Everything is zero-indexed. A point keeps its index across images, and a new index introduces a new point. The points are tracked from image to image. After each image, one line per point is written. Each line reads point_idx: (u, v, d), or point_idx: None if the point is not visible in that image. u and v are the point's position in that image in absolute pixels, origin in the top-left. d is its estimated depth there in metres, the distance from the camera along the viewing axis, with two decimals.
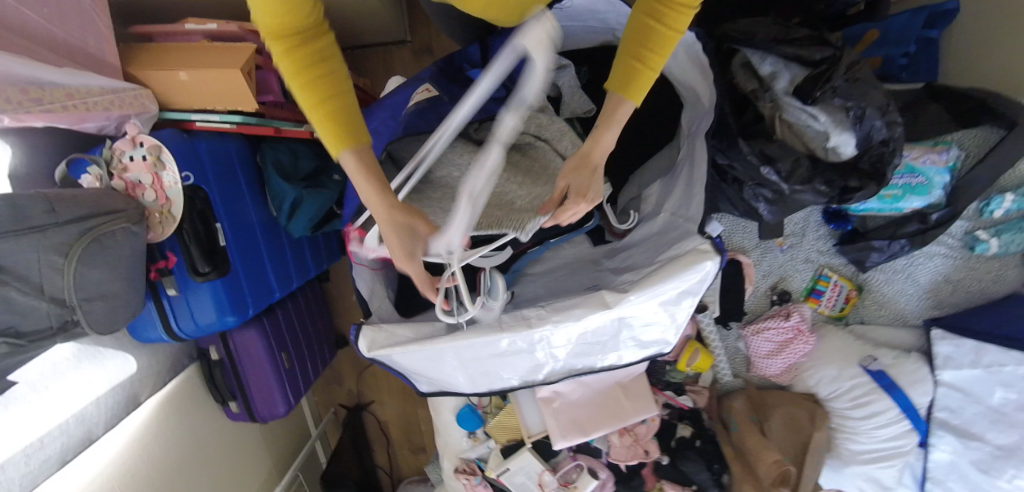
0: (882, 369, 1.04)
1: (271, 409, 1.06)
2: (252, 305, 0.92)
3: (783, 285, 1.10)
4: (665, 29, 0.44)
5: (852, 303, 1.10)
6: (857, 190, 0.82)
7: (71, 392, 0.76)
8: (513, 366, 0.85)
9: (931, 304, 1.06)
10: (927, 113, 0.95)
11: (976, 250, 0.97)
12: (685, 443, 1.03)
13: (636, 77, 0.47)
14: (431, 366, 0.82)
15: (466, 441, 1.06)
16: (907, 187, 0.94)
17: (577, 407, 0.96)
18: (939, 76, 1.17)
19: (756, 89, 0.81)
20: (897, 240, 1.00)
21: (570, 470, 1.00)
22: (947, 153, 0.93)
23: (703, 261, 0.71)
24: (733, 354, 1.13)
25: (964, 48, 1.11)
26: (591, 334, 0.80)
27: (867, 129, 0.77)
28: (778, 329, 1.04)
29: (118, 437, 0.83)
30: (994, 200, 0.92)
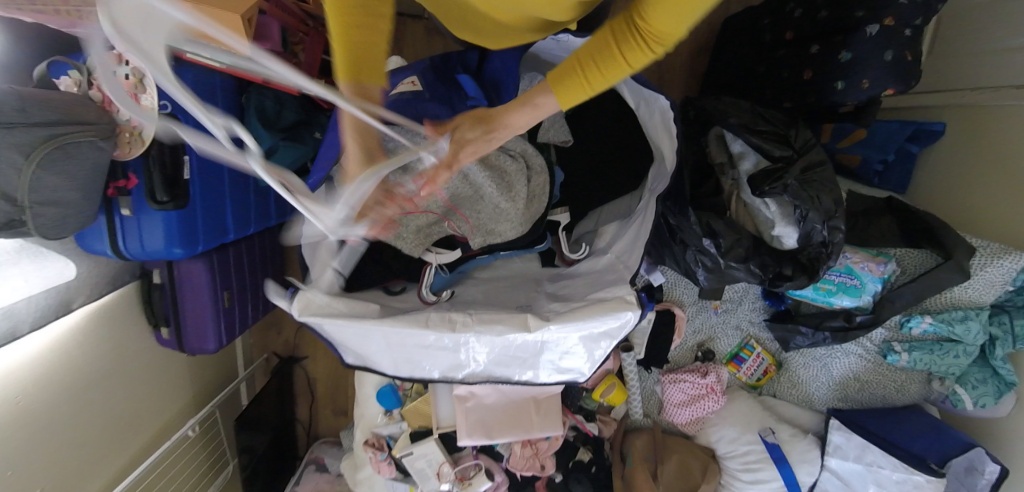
0: (776, 441, 1.11)
1: (201, 343, 1.10)
2: (203, 242, 0.94)
3: (710, 344, 1.15)
4: (617, 54, 0.42)
5: (769, 376, 1.17)
6: (788, 280, 0.85)
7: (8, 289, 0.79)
8: (434, 360, 0.87)
9: (837, 395, 1.13)
10: (879, 224, 1.05)
11: (887, 358, 1.05)
12: (581, 467, 1.08)
13: (576, 82, 0.45)
14: (356, 342, 0.85)
15: (381, 418, 1.11)
16: (842, 285, 1.02)
17: (489, 410, 0.99)
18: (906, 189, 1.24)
19: (724, 163, 0.87)
20: (820, 331, 1.06)
21: (469, 466, 1.04)
22: (885, 266, 1.00)
23: (625, 310, 0.75)
24: (648, 395, 1.18)
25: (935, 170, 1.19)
26: (513, 347, 0.83)
27: (808, 229, 0.81)
28: (693, 384, 1.10)
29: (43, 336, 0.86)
30: (914, 317, 1.01)
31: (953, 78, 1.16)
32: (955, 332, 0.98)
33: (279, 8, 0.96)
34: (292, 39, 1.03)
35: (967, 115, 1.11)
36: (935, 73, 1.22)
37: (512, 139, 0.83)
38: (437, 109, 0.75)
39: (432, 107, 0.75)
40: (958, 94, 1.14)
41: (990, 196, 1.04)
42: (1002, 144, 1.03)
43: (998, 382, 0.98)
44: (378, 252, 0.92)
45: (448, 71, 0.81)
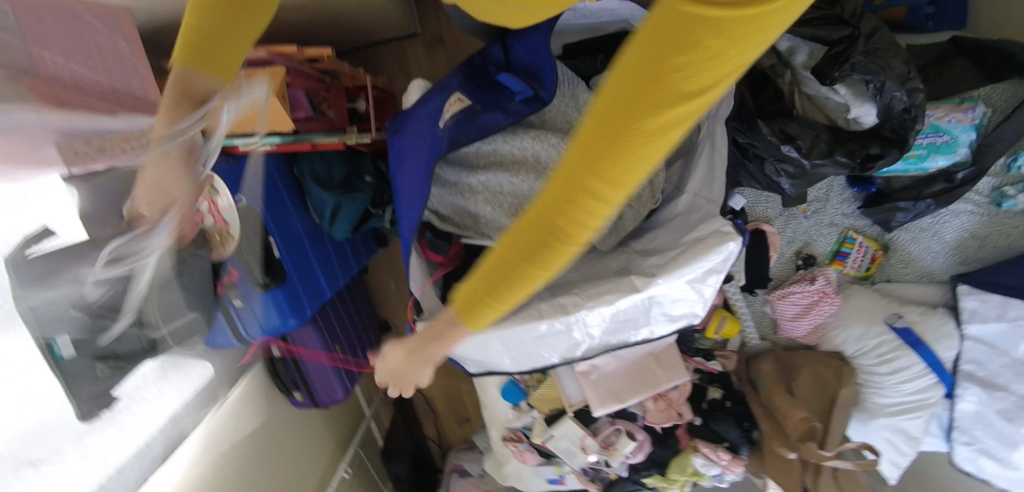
0: (907, 326, 1.07)
1: (331, 394, 1.20)
2: (308, 306, 1.03)
3: (807, 250, 1.12)
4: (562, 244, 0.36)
5: (878, 262, 1.12)
6: (880, 158, 0.82)
7: (168, 405, 0.85)
8: (552, 345, 0.91)
9: (957, 260, 1.07)
10: (953, 69, 0.96)
11: (1002, 206, 0.99)
12: (717, 405, 1.09)
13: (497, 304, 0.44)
14: (478, 350, 0.89)
15: (511, 412, 1.14)
16: (933, 146, 0.96)
17: (614, 377, 1.00)
18: (970, 20, 1.13)
19: (775, 64, 0.83)
20: (922, 200, 1.01)
21: (610, 433, 1.06)
22: (973, 111, 0.94)
23: (726, 241, 0.75)
24: (760, 318, 1.16)
25: None
26: (624, 312, 0.84)
27: (888, 99, 0.77)
28: (804, 293, 1.07)
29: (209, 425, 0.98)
30: (1020, 155, 0.94)
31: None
32: None
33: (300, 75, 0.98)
34: (317, 99, 1.07)
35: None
36: None
37: (562, 113, 0.84)
38: (495, 117, 0.78)
39: (489, 117, 0.79)
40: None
41: None
42: None
43: None
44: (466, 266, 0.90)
45: (483, 75, 0.84)
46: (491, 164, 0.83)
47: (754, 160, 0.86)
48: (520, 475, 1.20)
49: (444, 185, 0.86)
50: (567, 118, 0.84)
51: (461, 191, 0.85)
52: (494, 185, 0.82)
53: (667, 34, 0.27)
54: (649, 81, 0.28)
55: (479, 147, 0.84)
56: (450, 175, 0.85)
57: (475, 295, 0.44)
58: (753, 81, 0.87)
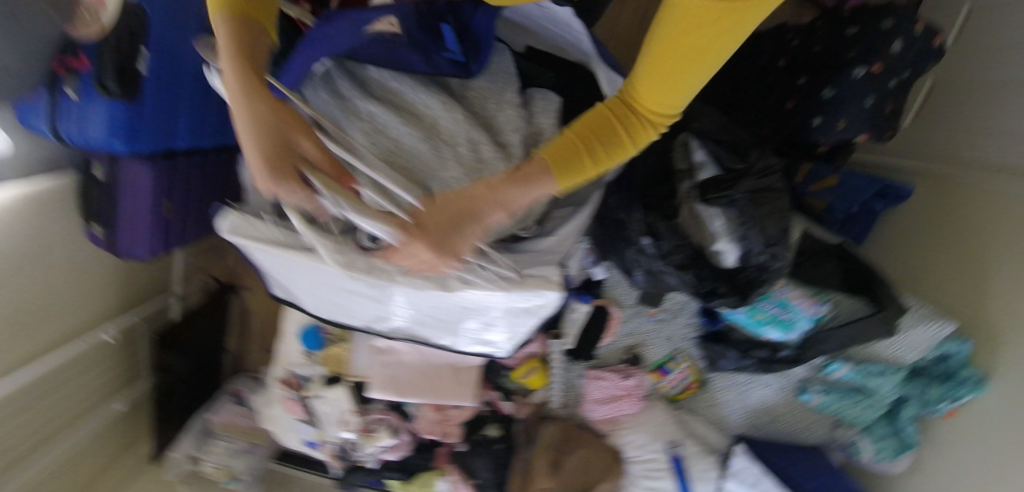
0: (682, 456, 1.12)
1: (131, 248, 1.08)
2: (148, 143, 0.92)
3: (638, 349, 1.17)
4: (620, 134, 0.46)
5: (689, 392, 1.20)
6: (721, 296, 0.89)
7: None
8: (359, 306, 0.87)
9: (749, 422, 1.16)
10: (823, 266, 1.05)
11: (801, 396, 1.08)
12: (486, 442, 1.09)
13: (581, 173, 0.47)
14: (283, 272, 0.84)
15: (298, 357, 1.08)
16: (775, 317, 1.03)
17: (405, 367, 0.98)
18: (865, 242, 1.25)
19: (684, 171, 0.86)
20: (746, 357, 1.09)
21: (375, 420, 1.03)
22: (818, 306, 1.03)
23: (546, 289, 0.74)
24: (569, 388, 1.17)
25: (907, 222, 1.21)
26: (433, 308, 0.83)
27: (749, 249, 0.83)
28: (614, 384, 1.13)
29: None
30: (834, 362, 1.03)
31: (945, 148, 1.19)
32: (869, 383, 1.01)
33: None
34: None
35: (932, 183, 1.16)
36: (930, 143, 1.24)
37: (481, 97, 0.81)
38: (410, 57, 0.73)
39: (407, 55, 0.73)
40: (944, 165, 1.17)
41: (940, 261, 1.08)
42: (958, 210, 1.07)
43: (899, 440, 1.01)
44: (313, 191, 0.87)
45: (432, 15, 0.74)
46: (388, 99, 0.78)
47: (621, 240, 0.87)
48: (279, 420, 1.15)
49: (328, 89, 0.77)
50: (484, 103, 0.81)
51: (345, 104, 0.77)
52: (378, 119, 0.76)
53: (680, 31, 0.35)
54: (681, 47, 0.36)
55: (387, 77, 0.78)
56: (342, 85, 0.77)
57: (569, 152, 0.46)
58: (656, 173, 0.88)
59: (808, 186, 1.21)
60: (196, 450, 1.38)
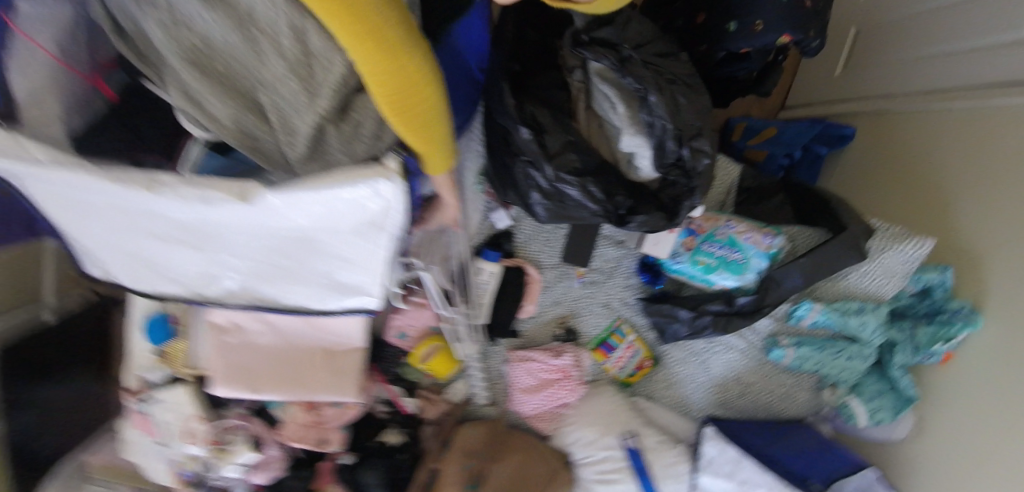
0: (638, 448, 0.89)
1: None
2: None
3: (571, 321, 0.95)
4: None
5: (644, 373, 0.97)
6: (641, 214, 0.69)
7: None
8: (181, 262, 0.68)
9: (716, 401, 0.93)
10: (769, 202, 0.91)
11: (771, 355, 0.87)
12: (381, 449, 0.84)
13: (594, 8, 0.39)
14: (73, 219, 0.66)
15: (149, 358, 0.87)
16: (723, 260, 0.85)
17: (257, 354, 0.77)
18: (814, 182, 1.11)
19: (573, 67, 0.71)
20: (702, 315, 0.88)
21: (230, 428, 0.80)
22: (772, 238, 0.85)
23: (374, 176, 0.52)
24: (496, 377, 0.94)
25: (849, 169, 1.17)
26: (265, 246, 0.64)
27: (660, 136, 0.65)
28: (544, 365, 0.91)
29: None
30: (802, 304, 0.84)
31: (873, 82, 1.11)
32: (850, 324, 0.81)
33: None
34: None
35: (877, 125, 1.09)
36: (859, 79, 1.15)
37: None
38: None
39: None
40: (882, 98, 1.08)
41: (902, 200, 1.00)
42: (907, 147, 1.01)
43: (896, 394, 0.82)
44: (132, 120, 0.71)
45: None
46: None
47: (500, 142, 0.69)
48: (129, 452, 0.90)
49: None
50: None
51: None
52: None
53: None
54: None
55: None
56: None
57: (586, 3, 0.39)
58: (540, 70, 0.71)
59: (746, 141, 1.16)
60: None
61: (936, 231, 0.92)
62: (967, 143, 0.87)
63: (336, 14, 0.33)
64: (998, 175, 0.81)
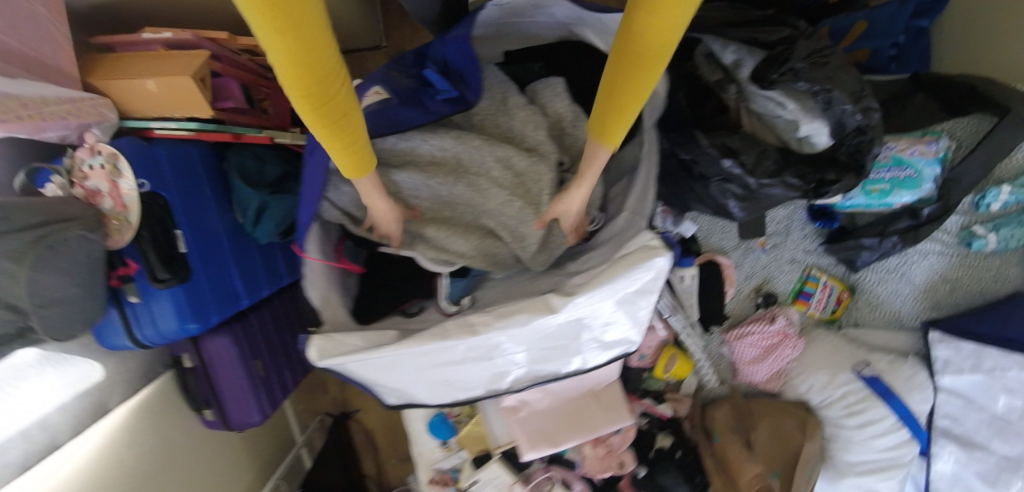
0: (875, 375, 0.98)
1: (245, 417, 1.06)
2: (217, 312, 0.91)
3: (767, 287, 1.06)
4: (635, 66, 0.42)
5: (844, 305, 1.04)
6: (835, 182, 0.76)
7: (33, 399, 0.77)
8: (472, 374, 0.80)
9: (927, 305, 1.00)
10: (912, 105, 0.90)
11: (971, 246, 0.91)
12: (665, 454, 0.98)
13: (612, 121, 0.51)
14: (387, 375, 0.80)
15: (438, 452, 1.03)
16: (895, 181, 0.89)
17: (545, 416, 0.90)
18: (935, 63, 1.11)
19: (721, 80, 0.77)
20: (887, 237, 0.94)
21: (542, 481, 0.95)
22: (935, 144, 0.88)
23: (655, 257, 0.64)
24: (717, 360, 1.08)
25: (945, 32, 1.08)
26: (548, 337, 0.75)
27: (839, 114, 0.72)
28: (763, 334, 1.00)
29: (76, 451, 0.84)
30: (988, 192, 0.87)
31: None
32: None
33: (234, 66, 0.93)
34: (256, 96, 1.00)
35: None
36: None
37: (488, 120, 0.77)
38: (409, 113, 0.71)
39: (404, 112, 0.71)
40: None
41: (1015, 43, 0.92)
42: None
43: None
44: (387, 278, 0.86)
45: (405, 71, 0.77)
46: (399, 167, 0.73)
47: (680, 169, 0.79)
48: None
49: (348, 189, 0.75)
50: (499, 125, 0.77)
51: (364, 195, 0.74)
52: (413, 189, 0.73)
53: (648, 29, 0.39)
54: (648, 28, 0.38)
55: (396, 142, 0.73)
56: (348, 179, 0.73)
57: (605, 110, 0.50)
58: (695, 94, 0.80)
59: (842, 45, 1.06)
60: None
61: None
62: None
63: (299, 75, 0.32)
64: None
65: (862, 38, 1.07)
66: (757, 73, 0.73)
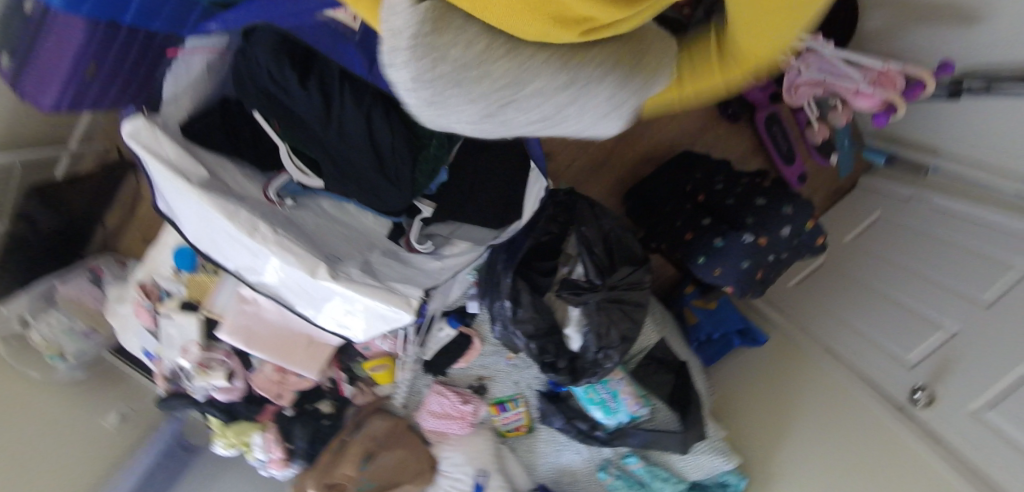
0: (483, 484, 1.25)
1: (36, 95, 1.05)
2: (86, 9, 0.86)
3: (487, 381, 1.27)
4: None
5: (517, 432, 1.32)
6: (556, 370, 1.00)
7: None
8: (236, 252, 0.88)
9: (553, 476, 1.32)
10: (661, 377, 1.25)
11: (599, 472, 1.24)
12: (315, 413, 1.16)
13: None
14: (177, 197, 0.83)
15: (167, 270, 1.10)
16: (603, 402, 1.17)
17: (264, 324, 1.01)
18: (726, 378, 1.57)
19: (571, 257, 1.02)
20: (569, 424, 1.22)
21: (215, 359, 1.04)
22: (640, 406, 1.17)
23: (404, 310, 0.82)
24: (414, 394, 1.25)
25: (739, 372, 1.54)
26: (302, 285, 0.86)
27: (595, 347, 0.96)
28: (454, 404, 1.22)
29: None
30: (630, 455, 1.21)
31: (806, 323, 1.52)
32: (653, 484, 1.19)
33: None
34: None
35: (780, 353, 1.47)
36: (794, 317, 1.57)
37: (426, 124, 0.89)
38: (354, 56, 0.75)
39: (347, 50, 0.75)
40: (796, 337, 1.48)
41: (746, 409, 1.44)
42: (784, 376, 1.41)
43: None
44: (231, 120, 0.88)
45: None
46: (314, 72, 0.80)
47: (493, 274, 1.01)
48: (126, 321, 1.20)
49: (269, 37, 0.79)
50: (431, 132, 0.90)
51: (288, 66, 0.78)
52: (318, 105, 0.80)
53: None
54: None
55: (337, 74, 0.80)
56: (276, 63, 0.78)
57: None
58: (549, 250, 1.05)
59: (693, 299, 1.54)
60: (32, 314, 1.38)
61: (764, 440, 1.34)
62: (822, 405, 1.26)
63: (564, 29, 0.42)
64: (833, 436, 1.19)
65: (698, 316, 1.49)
66: (584, 279, 0.97)
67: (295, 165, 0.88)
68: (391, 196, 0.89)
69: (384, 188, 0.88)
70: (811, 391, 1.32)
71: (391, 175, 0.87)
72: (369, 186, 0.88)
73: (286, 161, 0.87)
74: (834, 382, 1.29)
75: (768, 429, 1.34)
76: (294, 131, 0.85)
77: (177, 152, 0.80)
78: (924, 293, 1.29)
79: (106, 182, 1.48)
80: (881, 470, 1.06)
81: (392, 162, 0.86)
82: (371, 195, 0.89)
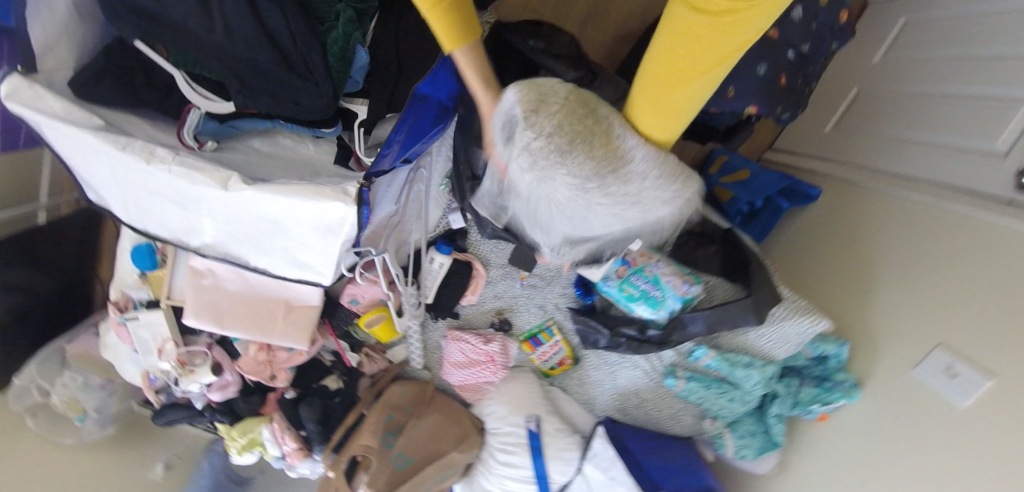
0: (537, 431, 1.04)
1: None
2: None
3: (507, 314, 1.10)
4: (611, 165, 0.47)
5: (562, 368, 1.14)
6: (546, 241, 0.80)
7: None
8: (167, 212, 0.78)
9: (616, 405, 1.13)
10: (705, 251, 1.02)
11: (666, 381, 1.03)
12: (324, 391, 1.04)
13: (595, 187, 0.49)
14: (89, 159, 0.75)
15: (134, 279, 1.00)
16: (645, 294, 0.95)
17: (228, 296, 0.89)
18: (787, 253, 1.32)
19: None
20: (615, 336, 1.00)
21: (196, 353, 0.95)
22: (690, 286, 0.95)
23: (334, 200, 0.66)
24: (432, 347, 1.11)
25: (801, 240, 1.29)
26: (241, 220, 0.74)
27: None
28: (475, 347, 1.06)
29: None
30: (698, 348, 0.99)
31: (854, 152, 1.22)
32: (735, 374, 0.97)
33: None
34: None
35: (839, 192, 1.20)
36: (849, 145, 1.24)
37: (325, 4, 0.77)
38: None
39: None
40: (853, 167, 1.20)
41: (825, 275, 1.16)
42: (854, 218, 1.13)
43: (766, 438, 1.05)
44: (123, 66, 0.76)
45: None
46: None
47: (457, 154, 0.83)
48: (116, 350, 1.12)
49: None
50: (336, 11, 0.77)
51: None
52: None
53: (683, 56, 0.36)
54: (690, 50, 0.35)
55: None
56: None
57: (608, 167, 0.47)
58: None
59: (721, 176, 1.32)
60: (44, 380, 1.28)
61: (850, 293, 1.06)
62: (913, 230, 0.97)
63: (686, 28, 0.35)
64: (936, 271, 0.90)
65: (735, 184, 1.27)
66: None
67: (197, 93, 0.77)
68: (306, 99, 0.75)
69: (297, 86, 0.74)
70: (894, 226, 1.03)
71: (302, 67, 0.74)
72: (275, 86, 0.75)
73: (187, 89, 0.76)
74: (914, 207, 0.99)
75: (850, 284, 1.08)
76: (182, 48, 0.73)
77: (65, 106, 0.70)
78: (999, 62, 0.93)
79: (90, 229, 1.44)
80: (1010, 287, 0.76)
81: (291, 47, 0.73)
82: (290, 103, 0.76)
